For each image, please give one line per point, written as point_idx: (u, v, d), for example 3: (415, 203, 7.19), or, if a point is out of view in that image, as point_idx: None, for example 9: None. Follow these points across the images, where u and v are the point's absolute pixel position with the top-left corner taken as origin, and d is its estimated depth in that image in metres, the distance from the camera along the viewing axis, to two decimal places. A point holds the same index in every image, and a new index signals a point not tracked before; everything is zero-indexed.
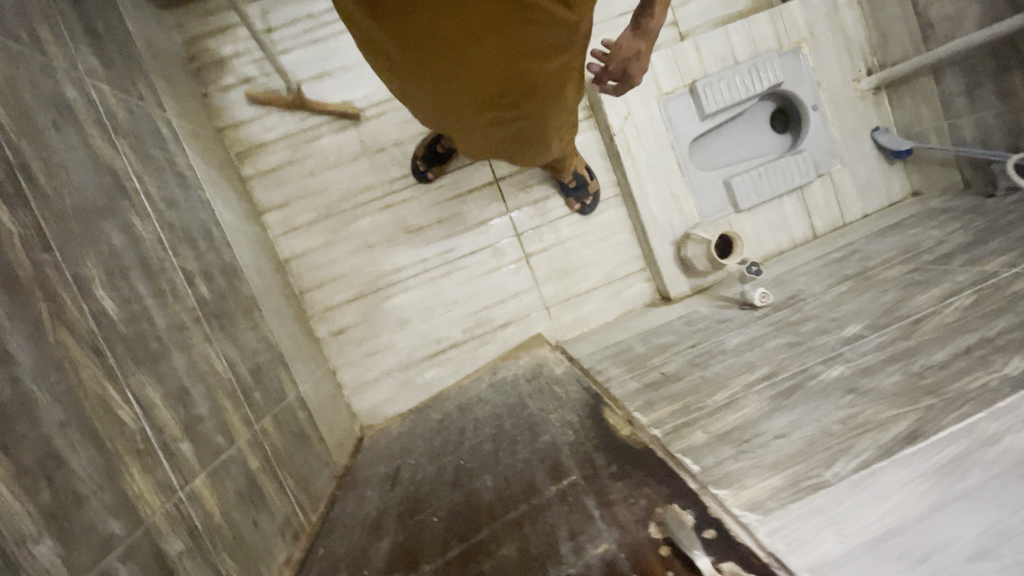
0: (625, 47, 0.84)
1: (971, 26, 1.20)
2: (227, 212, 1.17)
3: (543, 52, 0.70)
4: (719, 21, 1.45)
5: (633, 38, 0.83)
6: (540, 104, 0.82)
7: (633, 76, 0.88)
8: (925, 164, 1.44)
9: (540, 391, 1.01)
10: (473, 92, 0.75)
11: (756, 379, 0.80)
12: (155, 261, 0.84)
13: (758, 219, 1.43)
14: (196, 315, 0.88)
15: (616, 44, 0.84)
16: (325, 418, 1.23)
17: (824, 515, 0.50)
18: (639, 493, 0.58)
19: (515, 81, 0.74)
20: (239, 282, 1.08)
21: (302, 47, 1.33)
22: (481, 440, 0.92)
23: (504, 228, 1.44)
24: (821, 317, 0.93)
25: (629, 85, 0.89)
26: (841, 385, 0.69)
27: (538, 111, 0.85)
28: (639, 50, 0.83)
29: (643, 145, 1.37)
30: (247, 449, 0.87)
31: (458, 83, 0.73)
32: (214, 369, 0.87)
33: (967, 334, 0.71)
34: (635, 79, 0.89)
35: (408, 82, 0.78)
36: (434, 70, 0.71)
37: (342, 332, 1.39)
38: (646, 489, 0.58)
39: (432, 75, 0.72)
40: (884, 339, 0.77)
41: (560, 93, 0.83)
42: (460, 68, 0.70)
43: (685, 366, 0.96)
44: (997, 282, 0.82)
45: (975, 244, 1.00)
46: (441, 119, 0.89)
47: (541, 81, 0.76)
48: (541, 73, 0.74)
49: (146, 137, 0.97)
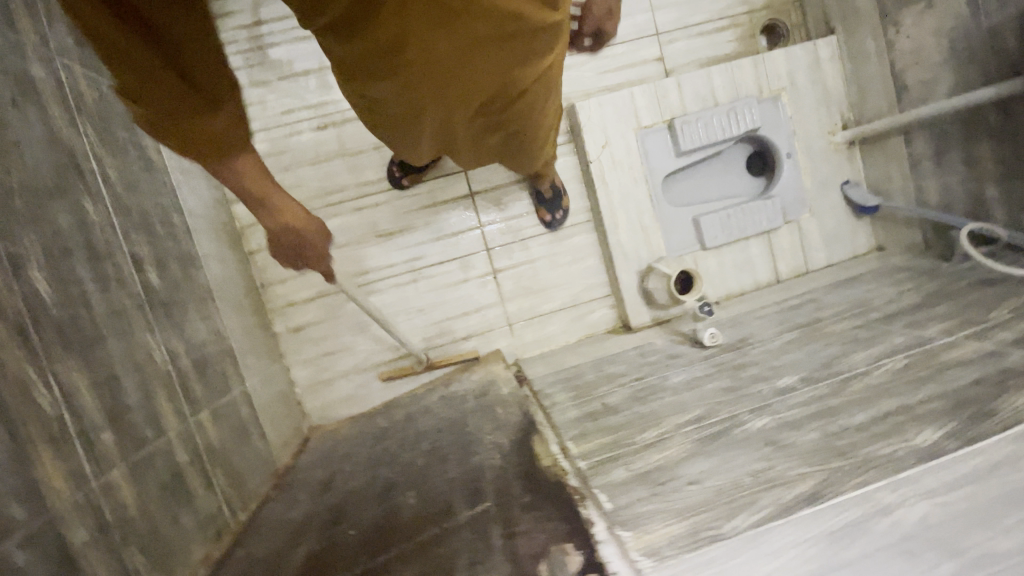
0: (597, 7, 0.93)
1: (943, 92, 1.22)
2: (193, 199, 1.17)
3: (528, 55, 0.71)
4: (704, 62, 1.49)
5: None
6: (526, 110, 0.83)
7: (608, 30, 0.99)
8: (890, 221, 1.46)
9: (483, 410, 1.01)
10: (462, 103, 0.75)
11: (687, 421, 0.81)
12: (102, 244, 0.83)
13: (724, 258, 1.46)
14: (139, 302, 0.87)
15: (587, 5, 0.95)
16: (271, 415, 1.22)
17: (711, 568, 0.51)
18: (542, 528, 0.58)
19: (503, 86, 0.74)
20: (194, 271, 1.07)
21: (291, 43, 1.33)
22: (417, 455, 0.92)
23: (474, 242, 1.45)
24: (762, 364, 0.95)
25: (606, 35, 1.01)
26: (762, 437, 0.70)
27: (526, 118, 0.86)
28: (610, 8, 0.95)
29: (618, 175, 1.40)
30: (177, 442, 0.86)
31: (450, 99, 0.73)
32: (152, 359, 0.86)
33: (891, 398, 0.71)
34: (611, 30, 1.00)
35: (398, 110, 0.77)
36: (424, 85, 0.69)
37: (300, 329, 1.39)
38: (550, 524, 0.59)
39: (424, 98, 0.72)
40: (815, 394, 0.78)
41: (545, 99, 0.84)
42: (448, 80, 0.69)
43: (627, 399, 0.96)
44: (931, 348, 0.83)
45: (922, 306, 1.02)
46: (432, 139, 0.89)
47: (527, 86, 0.77)
48: (526, 76, 0.75)
49: (114, 118, 0.96)
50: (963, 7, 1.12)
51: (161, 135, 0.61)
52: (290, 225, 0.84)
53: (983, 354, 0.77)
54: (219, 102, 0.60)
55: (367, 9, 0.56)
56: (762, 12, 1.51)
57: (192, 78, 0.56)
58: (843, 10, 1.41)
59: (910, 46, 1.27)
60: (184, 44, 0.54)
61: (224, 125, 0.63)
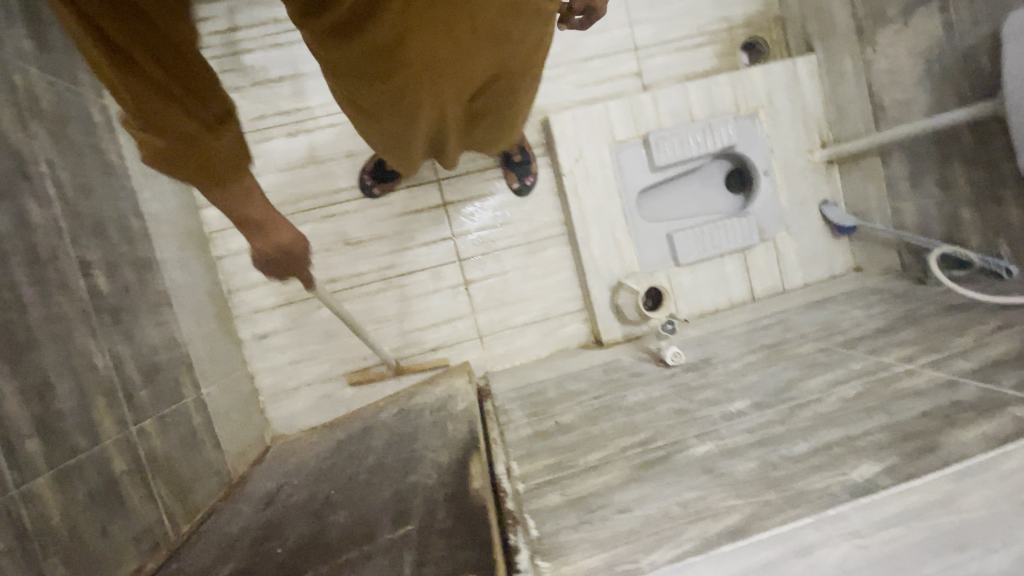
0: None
1: (918, 113, 1.20)
2: (157, 204, 1.16)
3: (519, 37, 0.71)
4: (683, 77, 1.49)
5: None
6: (506, 89, 0.84)
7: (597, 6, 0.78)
8: (867, 242, 1.44)
9: (434, 426, 0.99)
10: (458, 83, 0.73)
11: (632, 444, 0.79)
12: (46, 247, 0.81)
13: (698, 275, 1.44)
14: (83, 308, 0.86)
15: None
16: (229, 423, 1.20)
17: None
18: (454, 555, 0.56)
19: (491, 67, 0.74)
20: (149, 275, 1.06)
21: (265, 49, 1.33)
22: (361, 472, 0.90)
23: (446, 253, 1.44)
24: (719, 387, 0.92)
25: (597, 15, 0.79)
26: (700, 464, 0.68)
27: (506, 98, 0.86)
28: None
29: (590, 189, 1.39)
30: (114, 451, 0.84)
31: (447, 84, 0.72)
32: (92, 366, 0.85)
33: (836, 427, 0.69)
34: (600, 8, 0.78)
35: (393, 112, 0.74)
36: (423, 80, 0.67)
37: (266, 337, 1.37)
38: (464, 551, 0.56)
39: (422, 93, 0.70)
40: (763, 421, 0.76)
41: (526, 81, 0.85)
42: (444, 71, 0.68)
43: (580, 418, 0.94)
44: (886, 375, 0.81)
45: (887, 331, 0.99)
46: (425, 133, 0.87)
47: (512, 66, 0.77)
48: (513, 58, 0.75)
49: (71, 121, 0.96)
50: (937, 27, 1.10)
51: (170, 164, 0.57)
52: (282, 244, 0.72)
53: (937, 384, 0.74)
54: (228, 121, 0.58)
55: (376, 7, 0.53)
56: (742, 29, 1.50)
57: (198, 95, 0.54)
58: (822, 28, 1.40)
59: (887, 66, 1.25)
60: (193, 63, 0.52)
61: (234, 143, 0.60)
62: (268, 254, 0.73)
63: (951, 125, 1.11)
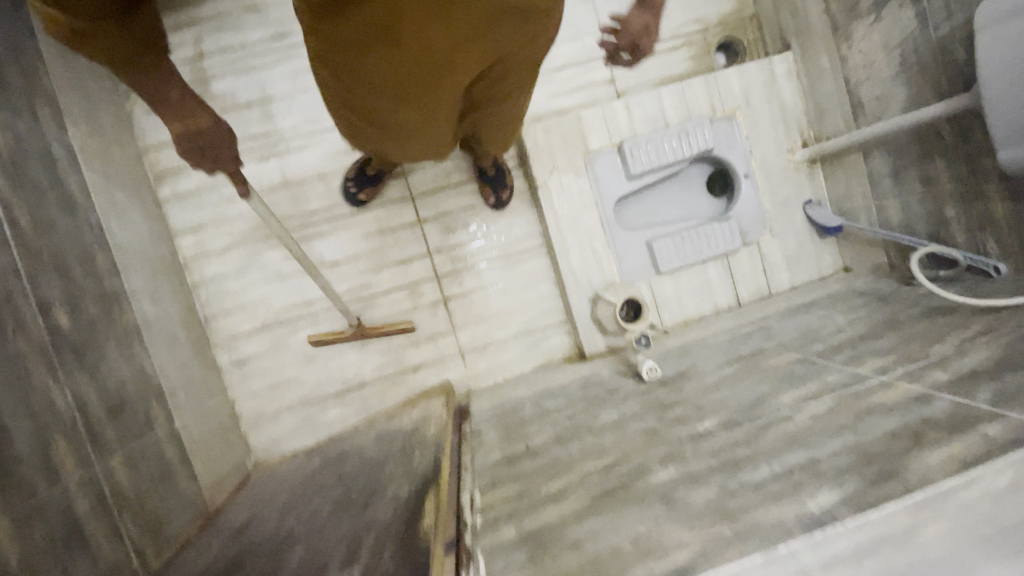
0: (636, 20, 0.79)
1: (896, 108, 1.16)
2: (126, 235, 1.16)
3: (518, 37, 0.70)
4: (659, 81, 1.46)
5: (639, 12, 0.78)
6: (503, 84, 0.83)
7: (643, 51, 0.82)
8: (854, 241, 1.40)
9: (403, 453, 0.97)
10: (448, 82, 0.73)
11: (595, 469, 0.76)
12: (1, 289, 0.81)
13: (680, 282, 1.41)
14: (42, 348, 0.85)
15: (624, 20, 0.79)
16: (205, 453, 1.19)
17: None
18: None
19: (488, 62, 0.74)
20: (117, 309, 1.06)
21: (233, 75, 1.33)
22: (326, 504, 0.88)
23: (423, 270, 1.42)
24: (690, 403, 0.89)
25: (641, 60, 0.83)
26: (657, 493, 0.66)
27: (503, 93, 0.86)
28: (647, 22, 0.77)
29: (566, 200, 1.37)
30: (77, 491, 0.83)
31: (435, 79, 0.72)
32: (52, 405, 0.84)
33: (801, 449, 0.66)
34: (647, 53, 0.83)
35: (379, 97, 0.75)
36: (415, 62, 0.67)
37: (244, 362, 1.37)
38: None
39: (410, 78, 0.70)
40: (729, 442, 0.73)
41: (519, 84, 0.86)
42: (434, 66, 0.68)
43: (551, 440, 0.91)
44: (859, 389, 0.77)
45: (867, 337, 0.95)
46: (410, 132, 0.86)
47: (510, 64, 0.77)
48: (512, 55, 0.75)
49: (30, 159, 0.96)
50: (911, 20, 1.07)
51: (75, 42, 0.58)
52: (203, 127, 0.72)
53: (909, 400, 0.71)
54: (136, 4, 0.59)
55: None
56: (717, 30, 1.47)
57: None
58: (798, 25, 1.37)
59: (863, 61, 1.21)
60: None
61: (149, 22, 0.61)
62: (190, 135, 0.72)
63: (931, 120, 1.07)
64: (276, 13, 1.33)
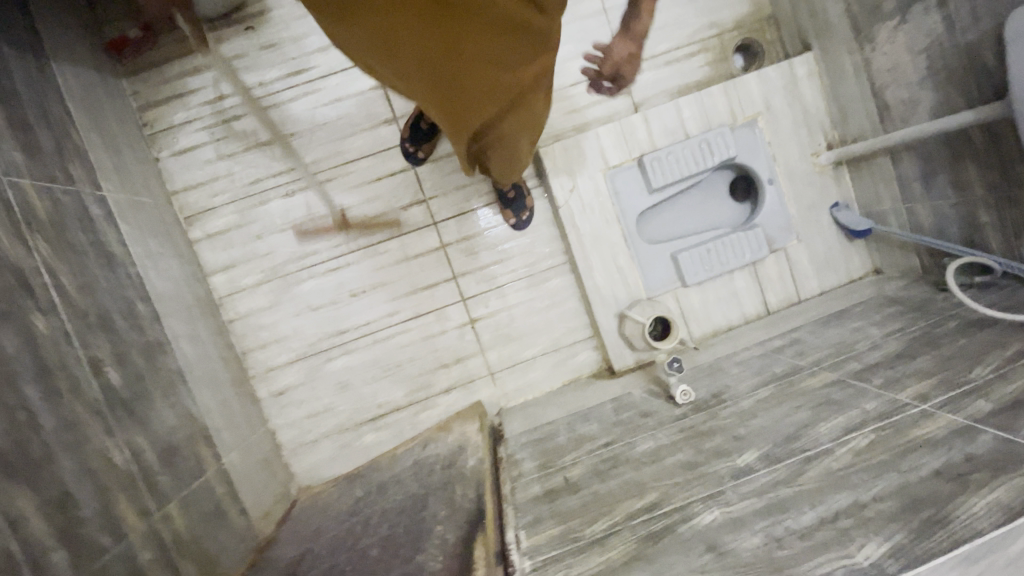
0: (619, 53, 0.96)
1: (925, 112, 1.13)
2: (163, 282, 1.20)
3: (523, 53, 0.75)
4: (676, 90, 1.44)
5: (623, 42, 0.94)
6: (525, 109, 0.87)
7: (626, 75, 1.00)
8: (884, 243, 1.37)
9: (444, 489, 1.00)
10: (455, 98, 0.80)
11: (638, 509, 0.77)
12: (54, 358, 0.85)
13: (707, 294, 1.40)
14: (96, 407, 0.89)
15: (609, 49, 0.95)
16: (252, 486, 1.24)
17: None
18: None
19: (502, 85, 0.78)
20: (161, 357, 1.10)
21: (252, 114, 1.35)
22: (374, 543, 0.91)
23: (449, 294, 1.43)
24: (728, 432, 0.90)
25: (625, 80, 1.01)
26: (703, 540, 0.67)
27: (527, 120, 0.89)
28: (629, 51, 0.94)
29: (588, 218, 1.37)
30: (139, 543, 0.87)
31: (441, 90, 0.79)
32: (110, 463, 0.88)
33: (843, 492, 0.67)
34: (629, 75, 1.00)
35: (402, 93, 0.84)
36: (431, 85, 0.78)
37: (282, 393, 1.41)
38: None
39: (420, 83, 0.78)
40: (770, 481, 0.73)
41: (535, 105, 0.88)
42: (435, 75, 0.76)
43: (589, 472, 0.93)
44: (899, 420, 0.77)
45: (903, 356, 0.94)
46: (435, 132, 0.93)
47: (525, 86, 0.82)
48: (524, 79, 0.80)
49: (70, 223, 0.99)
50: (938, 23, 1.03)
51: None
52: None
53: (951, 434, 0.70)
54: None
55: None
56: (734, 33, 1.44)
57: None
58: (818, 25, 1.33)
59: (888, 63, 1.18)
60: None
61: None
62: None
63: (963, 127, 1.03)
64: (291, 49, 1.35)
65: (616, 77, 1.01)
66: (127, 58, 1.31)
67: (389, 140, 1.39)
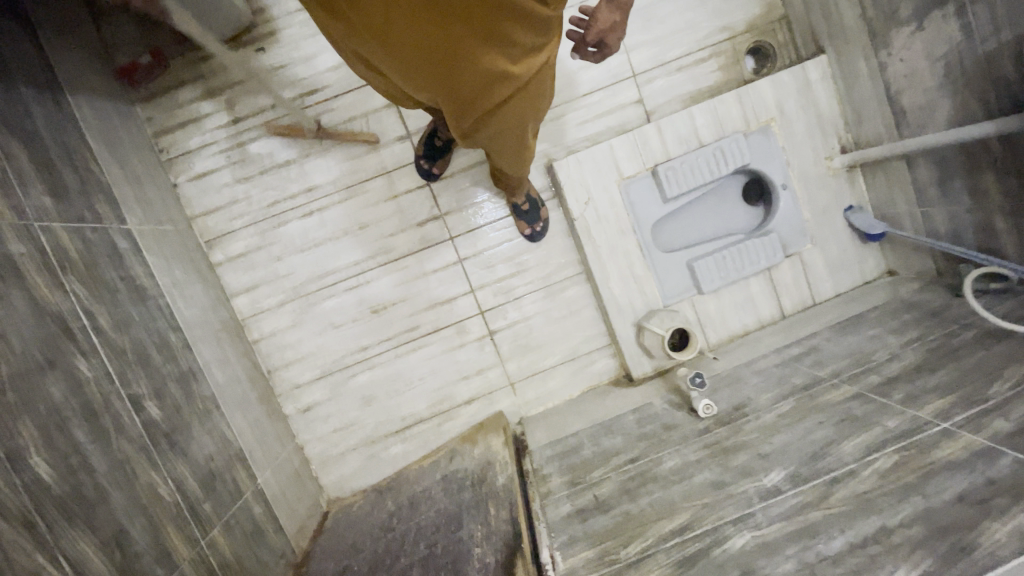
0: (603, 19, 0.90)
1: (941, 118, 1.13)
2: (191, 310, 1.22)
3: (523, 43, 0.75)
4: (688, 96, 1.43)
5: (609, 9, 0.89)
6: (528, 103, 0.86)
7: (609, 45, 0.94)
8: (898, 245, 1.37)
9: (477, 508, 1.03)
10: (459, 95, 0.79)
11: (670, 531, 0.80)
12: (99, 398, 0.88)
13: (723, 300, 1.42)
14: (141, 443, 0.93)
15: (595, 15, 0.89)
16: (286, 503, 1.27)
17: None
18: None
19: (506, 79, 0.78)
20: (194, 385, 1.13)
21: (267, 136, 1.36)
22: (414, 562, 0.95)
23: (467, 307, 1.45)
24: (753, 449, 0.92)
25: (607, 52, 0.96)
26: (738, 566, 0.70)
27: (530, 113, 0.89)
28: (614, 20, 0.90)
29: (604, 230, 1.38)
30: (190, 571, 0.91)
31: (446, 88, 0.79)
32: (158, 496, 0.91)
33: (870, 517, 0.70)
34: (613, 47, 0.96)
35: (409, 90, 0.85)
36: (436, 84, 0.79)
37: (308, 409, 1.44)
38: None
39: (426, 82, 0.79)
40: (799, 504, 0.76)
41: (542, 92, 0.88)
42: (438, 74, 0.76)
43: (619, 489, 0.96)
44: (923, 440, 0.79)
45: (924, 369, 0.96)
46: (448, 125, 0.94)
47: (529, 77, 0.81)
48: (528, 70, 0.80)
49: (101, 260, 1.01)
50: (955, 31, 1.03)
51: None
52: None
53: (973, 457, 0.73)
54: None
55: None
56: (745, 36, 1.43)
57: None
58: (831, 28, 1.32)
59: (904, 69, 1.17)
60: None
61: None
62: None
63: (980, 137, 1.04)
64: (302, 69, 1.35)
65: (599, 45, 0.95)
66: (139, 84, 1.31)
67: (403, 157, 1.39)
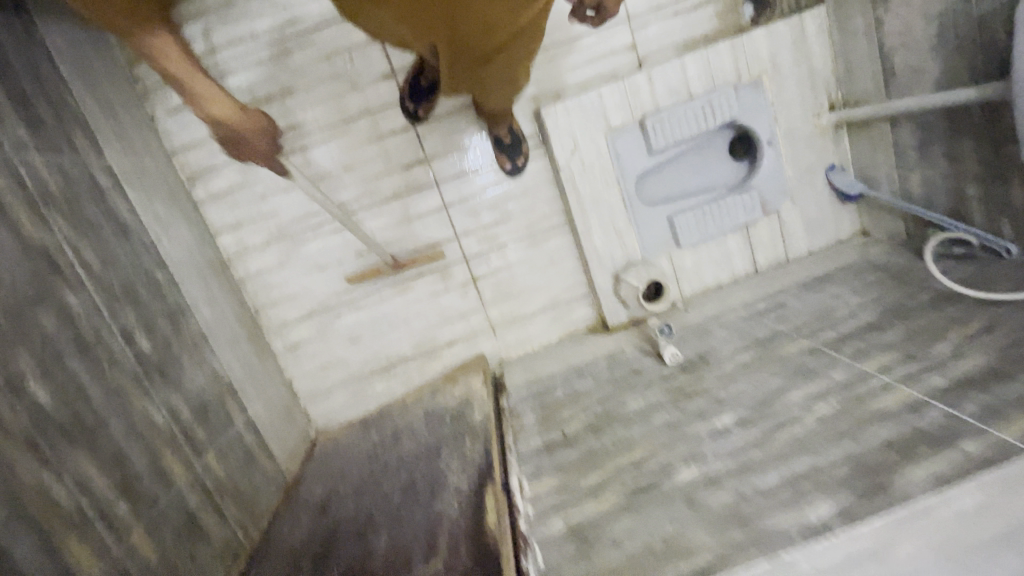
0: None
1: (929, 81, 1.13)
2: (176, 248, 1.24)
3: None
4: (681, 45, 1.40)
5: None
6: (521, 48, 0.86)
7: (609, 8, 0.93)
8: (875, 206, 1.40)
9: (455, 441, 1.11)
10: (454, 38, 0.79)
11: (626, 464, 0.89)
12: (91, 331, 0.91)
13: (700, 254, 1.46)
14: (133, 373, 0.98)
15: None
16: (276, 432, 1.35)
17: None
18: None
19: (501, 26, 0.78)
20: (182, 320, 1.17)
21: (247, 69, 1.32)
22: (395, 488, 1.04)
23: (451, 252, 1.47)
24: (710, 394, 0.99)
25: (607, 15, 0.94)
26: (682, 494, 0.79)
27: (521, 56, 0.89)
28: None
29: (589, 180, 1.38)
30: (186, 490, 0.99)
31: (439, 31, 0.78)
32: (152, 423, 0.98)
33: (803, 456, 0.78)
34: (613, 9, 0.94)
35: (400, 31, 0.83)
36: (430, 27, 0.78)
37: (295, 346, 1.49)
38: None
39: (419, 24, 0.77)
40: (745, 446, 0.83)
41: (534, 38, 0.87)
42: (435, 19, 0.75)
43: (586, 427, 1.03)
44: (862, 390, 0.86)
45: (877, 326, 1.02)
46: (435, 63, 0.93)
47: (524, 24, 0.80)
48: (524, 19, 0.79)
49: (83, 196, 1.02)
50: None
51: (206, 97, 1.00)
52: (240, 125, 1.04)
53: (903, 407, 0.80)
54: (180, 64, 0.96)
55: None
56: None
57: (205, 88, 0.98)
58: None
59: (899, 26, 1.16)
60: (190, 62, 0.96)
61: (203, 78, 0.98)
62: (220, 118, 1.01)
63: (962, 103, 1.05)
64: None
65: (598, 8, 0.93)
66: None
67: (389, 97, 1.36)
